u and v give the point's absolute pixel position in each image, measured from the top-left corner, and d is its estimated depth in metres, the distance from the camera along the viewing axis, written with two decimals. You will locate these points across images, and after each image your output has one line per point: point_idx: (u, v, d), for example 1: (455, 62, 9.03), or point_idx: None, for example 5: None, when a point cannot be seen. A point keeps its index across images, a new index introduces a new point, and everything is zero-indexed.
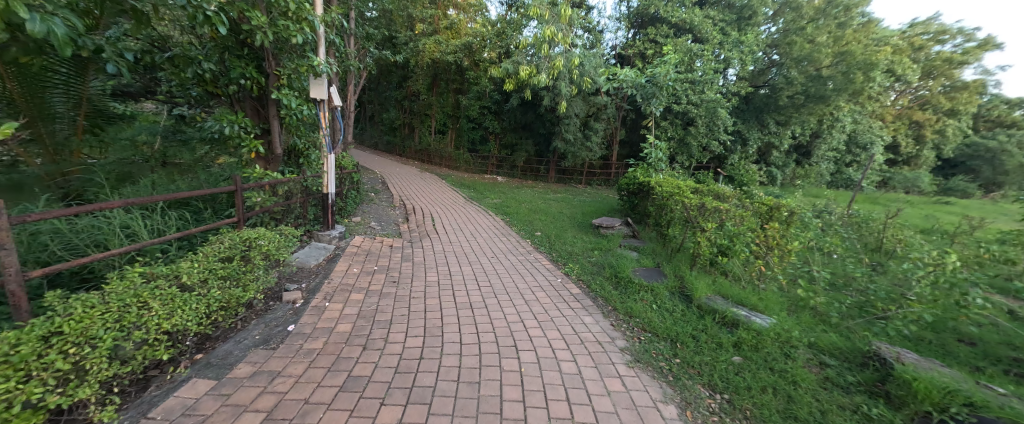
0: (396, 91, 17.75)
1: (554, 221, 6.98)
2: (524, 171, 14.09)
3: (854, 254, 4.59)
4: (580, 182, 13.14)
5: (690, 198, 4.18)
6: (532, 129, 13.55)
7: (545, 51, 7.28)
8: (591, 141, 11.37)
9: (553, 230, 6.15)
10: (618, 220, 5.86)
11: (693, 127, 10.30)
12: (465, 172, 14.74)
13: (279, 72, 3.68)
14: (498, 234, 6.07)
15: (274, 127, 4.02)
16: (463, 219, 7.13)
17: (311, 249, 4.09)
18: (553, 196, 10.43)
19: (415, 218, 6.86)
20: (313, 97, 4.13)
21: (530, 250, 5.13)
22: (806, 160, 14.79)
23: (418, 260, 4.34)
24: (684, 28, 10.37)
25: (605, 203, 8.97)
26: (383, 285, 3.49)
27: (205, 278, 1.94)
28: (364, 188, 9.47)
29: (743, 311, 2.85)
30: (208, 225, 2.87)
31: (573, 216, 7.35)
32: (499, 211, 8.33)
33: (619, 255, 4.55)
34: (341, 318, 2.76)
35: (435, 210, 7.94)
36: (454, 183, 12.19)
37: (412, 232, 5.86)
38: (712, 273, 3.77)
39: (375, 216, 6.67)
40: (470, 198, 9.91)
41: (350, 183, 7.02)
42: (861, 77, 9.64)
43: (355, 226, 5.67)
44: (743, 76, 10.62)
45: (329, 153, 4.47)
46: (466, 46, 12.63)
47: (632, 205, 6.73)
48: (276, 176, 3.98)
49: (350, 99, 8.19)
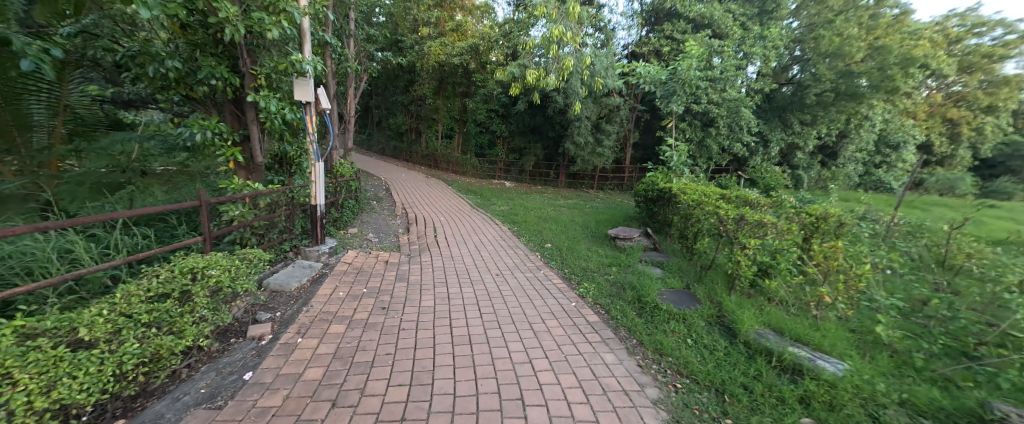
0: (402, 95, 17.48)
1: (566, 231, 6.47)
2: (533, 176, 13.62)
3: (913, 270, 3.98)
4: (591, 187, 12.60)
5: (723, 209, 3.63)
6: (542, 133, 13.08)
7: (554, 51, 6.81)
8: (603, 144, 10.84)
9: (565, 242, 5.62)
10: (637, 231, 5.32)
11: (713, 128, 9.70)
12: (472, 177, 14.32)
13: (255, 71, 3.28)
14: (505, 247, 5.56)
15: (254, 132, 3.62)
16: (467, 229, 6.67)
17: (295, 268, 3.69)
18: (564, 203, 9.91)
19: (417, 228, 6.44)
20: (297, 99, 3.73)
21: (540, 266, 4.62)
22: (832, 161, 14.02)
23: (414, 280, 3.87)
24: (702, 23, 9.80)
25: (620, 209, 8.43)
26: (370, 313, 3.01)
27: (117, 328, 1.50)
28: (366, 196, 9.10)
29: (803, 351, 2.31)
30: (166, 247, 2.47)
31: (586, 225, 6.83)
32: (507, 219, 7.83)
33: (640, 272, 4.01)
34: (313, 360, 2.29)
35: (439, 218, 7.49)
36: (460, 190, 11.77)
37: (411, 245, 5.41)
38: (752, 297, 3.21)
39: (374, 227, 6.25)
40: (476, 206, 9.46)
41: (348, 192, 6.63)
42: (899, 73, 8.89)
43: (350, 239, 5.26)
44: (765, 73, 10.00)
45: (316, 161, 4.05)
46: (473, 48, 12.25)
47: (651, 213, 6.18)
48: (256, 187, 3.58)
49: (350, 105, 7.84)
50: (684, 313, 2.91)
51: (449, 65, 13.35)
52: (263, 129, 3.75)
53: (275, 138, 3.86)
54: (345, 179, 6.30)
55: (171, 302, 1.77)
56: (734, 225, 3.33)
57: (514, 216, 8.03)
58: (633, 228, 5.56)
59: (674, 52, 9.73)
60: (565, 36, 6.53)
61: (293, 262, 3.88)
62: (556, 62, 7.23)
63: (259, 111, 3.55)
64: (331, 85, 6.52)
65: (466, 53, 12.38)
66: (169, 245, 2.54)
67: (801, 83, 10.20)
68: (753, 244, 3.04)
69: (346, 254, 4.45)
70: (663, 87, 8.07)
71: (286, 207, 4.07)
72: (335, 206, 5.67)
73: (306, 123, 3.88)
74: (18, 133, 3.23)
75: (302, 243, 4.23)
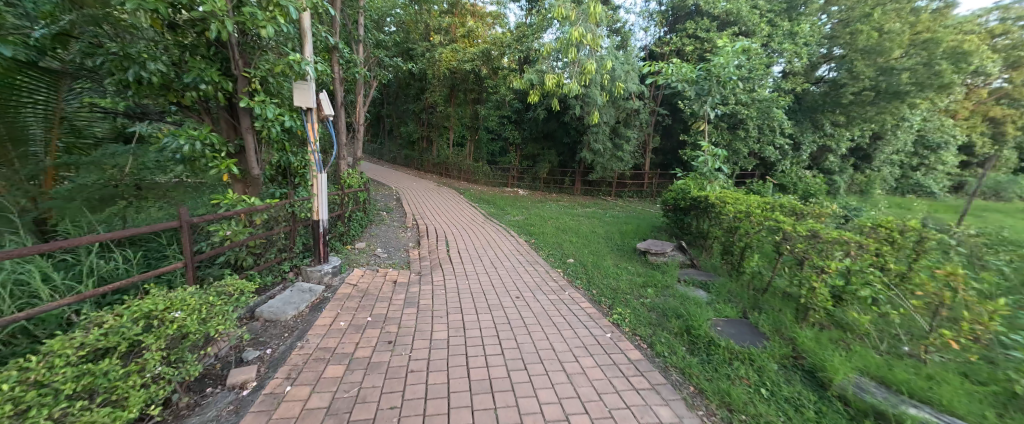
0: (413, 104, 17.30)
1: (590, 243, 5.99)
2: (548, 183, 13.17)
3: (1006, 290, 3.41)
4: (609, 195, 12.09)
5: (786, 223, 3.10)
6: (556, 139, 12.68)
7: (573, 54, 6.38)
8: (623, 150, 10.37)
9: (589, 257, 5.13)
10: (671, 245, 4.81)
11: (741, 131, 9.14)
12: (484, 185, 13.96)
13: (249, 73, 2.95)
14: (523, 262, 5.11)
15: (249, 141, 3.27)
16: (481, 242, 6.26)
17: (294, 292, 3.31)
18: (582, 212, 9.43)
19: (428, 241, 6.05)
20: (297, 105, 3.40)
21: (564, 286, 4.14)
22: (865, 165, 13.25)
23: (425, 305, 3.44)
24: (728, 21, 9.30)
25: (643, 219, 7.93)
26: (373, 348, 2.59)
27: (24, 406, 1.12)
28: (376, 207, 8.78)
29: (928, 414, 1.79)
30: (146, 274, 2.17)
31: (609, 237, 6.35)
32: (523, 230, 7.39)
33: (682, 295, 3.50)
34: (301, 417, 1.87)
35: (452, 230, 7.11)
36: (473, 199, 11.40)
37: (422, 261, 5.02)
38: (827, 329, 2.68)
39: (383, 241, 5.87)
40: (490, 215, 9.05)
41: (357, 204, 6.30)
42: (949, 68, 8.26)
43: (356, 256, 4.88)
44: (796, 71, 9.43)
45: (319, 172, 3.70)
46: (485, 53, 11.92)
47: (683, 224, 5.68)
48: (251, 203, 3.22)
49: (359, 114, 7.57)
50: (750, 352, 2.40)
51: (461, 72, 13.07)
52: (260, 138, 3.41)
53: (273, 147, 3.52)
54: (352, 191, 5.96)
55: (116, 357, 1.39)
56: (801, 243, 2.81)
57: (530, 227, 7.58)
58: (666, 241, 5.05)
59: (698, 52, 9.23)
60: (586, 39, 6.12)
61: (292, 285, 3.50)
62: (576, 66, 6.82)
63: (254, 118, 3.21)
64: (338, 92, 6.23)
65: (479, 59, 12.08)
66: (154, 271, 2.24)
67: (835, 82, 9.58)
68: (835, 267, 2.50)
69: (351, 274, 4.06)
70: (696, 87, 7.60)
71: (286, 224, 3.70)
72: (340, 219, 5.31)
73: (308, 131, 3.54)
74: (13, 148, 2.81)
75: (302, 263, 3.86)
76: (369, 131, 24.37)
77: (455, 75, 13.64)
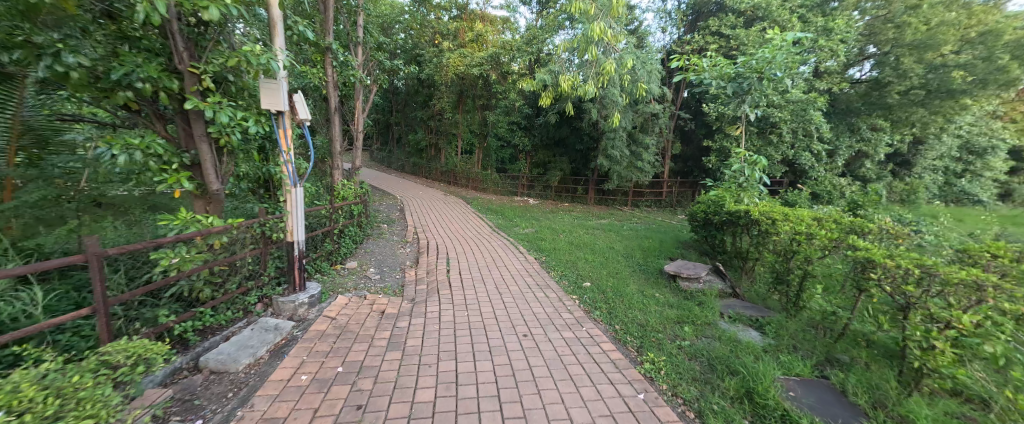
0: (421, 110, 16.95)
1: (609, 262, 5.33)
2: (559, 191, 12.51)
3: None
4: (625, 205, 11.38)
5: (875, 251, 2.39)
6: (568, 145, 12.11)
7: (591, 53, 5.71)
8: (641, 157, 9.70)
9: (609, 280, 4.46)
10: (706, 268, 4.12)
11: (773, 136, 8.35)
12: (493, 194, 13.40)
13: (195, 69, 2.42)
14: (532, 286, 4.47)
15: (205, 151, 2.75)
16: (486, 258, 5.65)
17: (256, 331, 2.76)
18: (598, 223, 8.77)
19: (427, 259, 5.48)
20: (264, 108, 2.88)
21: (580, 319, 3.48)
22: (903, 171, 12.30)
23: (412, 347, 2.83)
24: (755, 16, 8.63)
25: (665, 233, 7.26)
26: (335, 418, 1.99)
27: None
28: (377, 218, 8.33)
29: None
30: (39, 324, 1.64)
31: (629, 254, 5.73)
32: (534, 245, 6.75)
33: (729, 338, 2.82)
34: None
35: (455, 245, 6.53)
36: (481, 208, 10.85)
37: (417, 285, 4.43)
38: (940, 400, 1.99)
39: (377, 259, 5.32)
40: (497, 227, 8.47)
41: (352, 218, 5.81)
42: (1016, 62, 7.86)
43: (344, 278, 4.34)
44: (834, 70, 8.68)
45: (293, 186, 3.17)
46: (493, 58, 11.44)
47: (716, 242, 5.02)
48: (208, 224, 2.70)
49: (358, 122, 7.10)
50: None
51: (469, 77, 12.63)
52: (220, 147, 2.89)
53: (237, 157, 3.00)
54: (345, 204, 5.44)
55: None
56: (900, 283, 2.12)
57: (541, 242, 6.94)
58: (700, 264, 4.36)
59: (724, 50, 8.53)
60: (606, 34, 5.48)
61: (256, 320, 2.96)
62: (593, 67, 6.21)
63: (209, 124, 2.69)
64: (332, 97, 5.73)
65: (487, 64, 11.59)
66: (51, 322, 1.70)
67: (876, 80, 9.29)
68: (966, 322, 1.75)
69: (332, 303, 3.52)
70: (735, 84, 6.76)
71: (255, 247, 3.18)
72: (329, 236, 4.80)
73: (279, 139, 3.01)
74: None
75: (274, 290, 3.32)
76: (379, 139, 24.17)
77: (463, 80, 13.21)
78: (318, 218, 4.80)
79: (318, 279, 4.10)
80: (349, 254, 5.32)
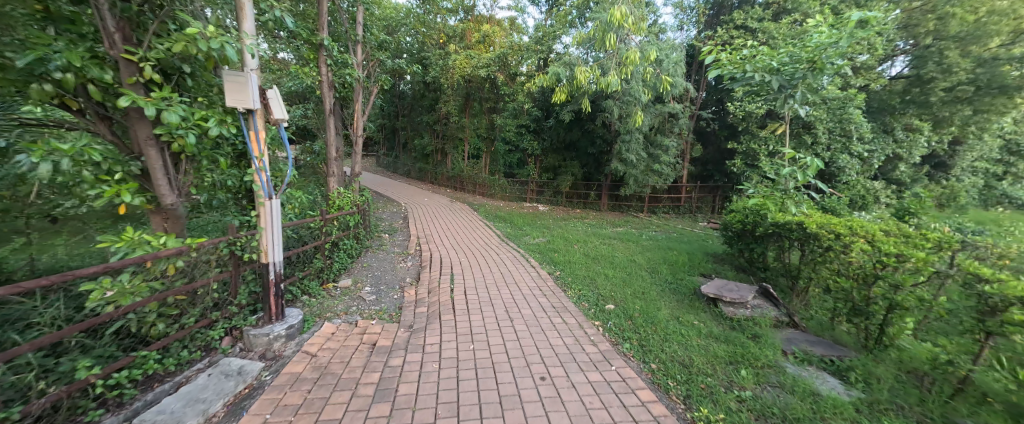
0: (427, 114, 16.59)
1: (633, 279, 4.75)
2: (571, 197, 11.94)
3: None
4: (641, 211, 10.77)
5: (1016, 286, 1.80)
6: (580, 149, 11.62)
7: (611, 43, 5.20)
8: (659, 160, 9.12)
9: (635, 303, 3.90)
10: (752, 293, 3.55)
11: (807, 136, 7.69)
12: (501, 200, 12.88)
13: (133, 54, 1.92)
14: (547, 308, 3.91)
15: (156, 157, 2.25)
16: (494, 274, 5.12)
17: (214, 378, 2.24)
18: (614, 232, 8.20)
19: (429, 275, 4.96)
20: (230, 105, 2.39)
21: (607, 356, 2.91)
22: (940, 174, 11.51)
23: (404, 399, 2.27)
24: (783, 9, 8.06)
25: (689, 244, 6.68)
26: None
27: None
28: (379, 228, 7.89)
29: None
30: None
31: (654, 268, 5.18)
32: (546, 257, 6.20)
33: (805, 391, 2.28)
34: None
35: (460, 257, 6.00)
36: (489, 216, 10.36)
37: (416, 308, 3.90)
38: None
39: (376, 276, 4.82)
40: (506, 237, 7.94)
41: (351, 229, 5.36)
42: None
43: (335, 300, 3.84)
44: (870, 65, 8.06)
45: (268, 199, 2.67)
46: (501, 58, 10.98)
47: (765, 257, 4.52)
48: (158, 246, 2.20)
49: (358, 125, 6.66)
50: None
51: (477, 79, 12.23)
52: (178, 152, 2.40)
53: (201, 165, 2.52)
54: (341, 215, 4.97)
55: None
56: None
57: (553, 253, 6.38)
58: (743, 285, 3.77)
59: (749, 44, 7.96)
60: (628, 22, 5.01)
61: (219, 361, 2.44)
62: (616, 57, 5.82)
63: (159, 125, 2.20)
64: (327, 98, 5.26)
65: (494, 65, 11.15)
66: None
67: (916, 76, 8.76)
68: None
69: (316, 334, 3.00)
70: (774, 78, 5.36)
71: (223, 271, 2.68)
72: (322, 253, 4.31)
73: (249, 142, 2.52)
74: None
75: (247, 321, 2.81)
76: (385, 144, 23.87)
77: (471, 83, 12.79)
78: (309, 232, 4.32)
79: (306, 303, 3.61)
80: (345, 270, 4.84)
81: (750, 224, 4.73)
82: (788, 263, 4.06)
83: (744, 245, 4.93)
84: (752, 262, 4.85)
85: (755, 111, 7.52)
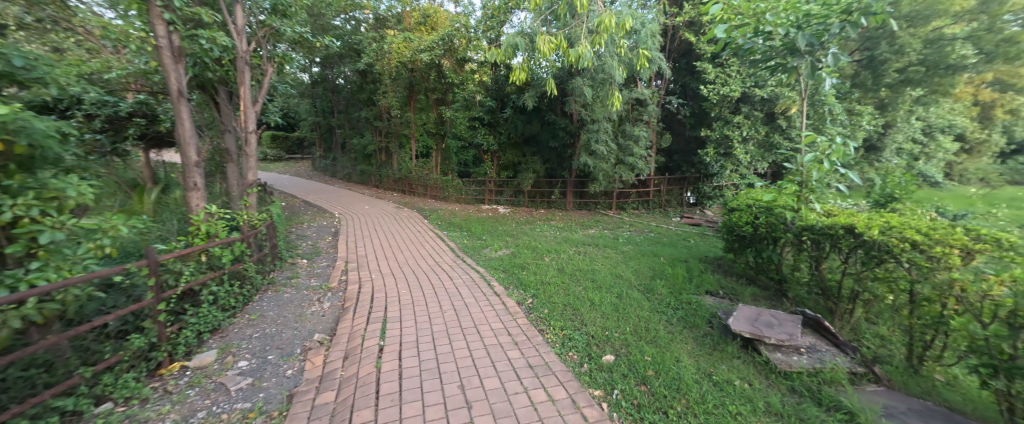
0: (366, 110, 14.69)
1: (624, 307, 3.68)
2: (532, 197, 10.85)
3: None
4: (609, 208, 9.95)
5: None
6: (540, 143, 10.56)
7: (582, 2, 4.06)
8: (629, 152, 8.28)
9: (643, 351, 2.78)
10: (799, 328, 2.55)
11: (781, 120, 7.15)
12: (456, 203, 11.46)
13: None
14: (522, 373, 2.67)
15: None
16: (445, 314, 3.79)
17: None
18: (586, 236, 7.20)
19: (352, 329, 3.52)
20: None
21: None
22: (881, 158, 11.76)
23: None
24: None
25: (674, 248, 5.81)
26: None
27: None
28: (299, 252, 6.22)
29: None
30: None
31: (646, 287, 4.17)
32: (512, 278, 4.96)
33: None
34: None
35: (400, 289, 4.58)
36: (442, 223, 8.95)
37: (315, 400, 2.46)
38: None
39: (258, 340, 3.34)
40: (461, 250, 6.60)
41: (230, 265, 3.86)
42: None
43: (166, 405, 2.38)
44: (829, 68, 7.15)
45: None
46: (445, 41, 9.70)
47: (779, 264, 3.67)
48: None
49: (248, 118, 5.15)
50: None
51: (419, 67, 10.75)
52: None
53: None
54: (204, 248, 3.41)
55: None
56: None
57: (520, 271, 5.17)
58: (781, 313, 2.78)
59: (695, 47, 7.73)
60: None
61: None
62: (583, 24, 4.76)
63: None
64: (178, 77, 3.70)
65: (438, 48, 9.80)
66: None
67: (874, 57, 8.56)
68: None
69: None
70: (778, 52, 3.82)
71: None
72: (158, 314, 2.76)
73: None
74: None
75: None
76: (321, 145, 21.25)
77: (413, 71, 11.24)
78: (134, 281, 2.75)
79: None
80: (213, 331, 3.42)
81: (758, 226, 3.83)
82: (816, 275, 3.21)
83: (752, 252, 4.02)
84: (763, 271, 3.95)
85: (730, 94, 6.83)
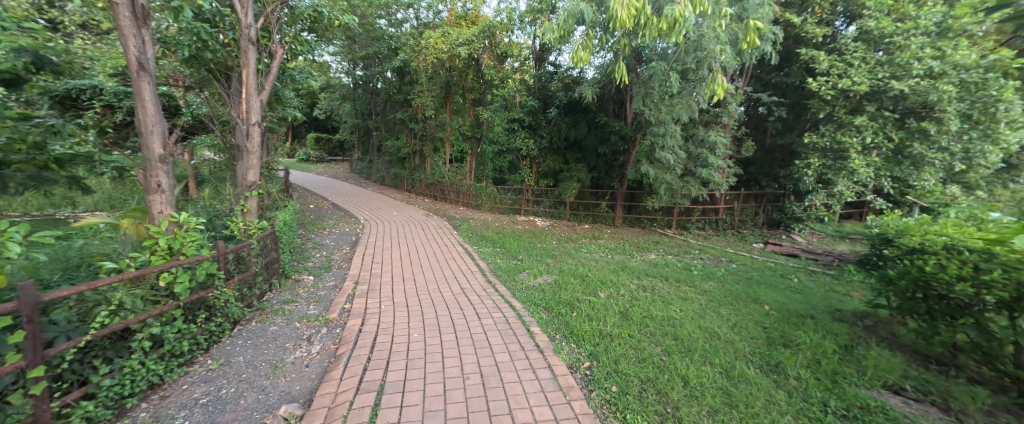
0: (401, 111, 14.14)
1: (746, 402, 2.33)
2: (576, 209, 9.53)
3: None
4: (668, 227, 8.44)
5: None
6: (587, 149, 9.28)
7: None
8: (701, 162, 6.86)
9: None
10: None
11: (926, 124, 5.44)
12: (490, 213, 10.40)
13: None
14: None
15: None
16: (466, 385, 2.61)
17: None
18: (647, 263, 5.81)
19: (333, 403, 2.42)
20: None
21: None
22: None
23: None
24: None
25: (777, 292, 4.30)
26: None
27: None
28: (306, 267, 5.33)
29: None
30: None
31: (769, 362, 2.75)
32: (559, 321, 3.69)
33: None
34: None
35: (411, 332, 3.44)
36: (474, 235, 7.87)
37: None
38: None
39: (201, 412, 2.33)
40: (492, 273, 5.41)
41: (195, 295, 2.94)
42: None
43: None
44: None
45: None
46: (485, 33, 8.83)
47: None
48: None
49: (250, 108, 4.35)
50: None
51: (457, 63, 9.94)
52: None
53: None
54: (148, 272, 2.50)
55: None
56: None
57: (570, 312, 3.89)
58: None
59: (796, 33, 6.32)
60: None
61: None
62: None
63: None
64: (143, 38, 2.86)
65: (477, 41, 8.93)
66: None
67: None
68: None
69: None
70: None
71: None
72: (38, 382, 1.83)
73: None
74: None
75: None
76: (359, 148, 21.14)
77: (451, 69, 10.46)
78: (15, 322, 1.88)
79: None
80: (151, 389, 2.49)
81: (980, 283, 2.35)
82: None
83: (962, 322, 2.51)
84: (980, 355, 2.45)
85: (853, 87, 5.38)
